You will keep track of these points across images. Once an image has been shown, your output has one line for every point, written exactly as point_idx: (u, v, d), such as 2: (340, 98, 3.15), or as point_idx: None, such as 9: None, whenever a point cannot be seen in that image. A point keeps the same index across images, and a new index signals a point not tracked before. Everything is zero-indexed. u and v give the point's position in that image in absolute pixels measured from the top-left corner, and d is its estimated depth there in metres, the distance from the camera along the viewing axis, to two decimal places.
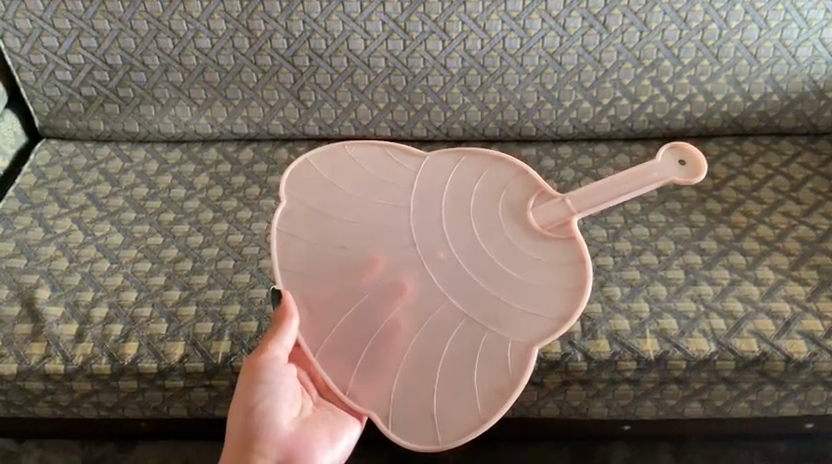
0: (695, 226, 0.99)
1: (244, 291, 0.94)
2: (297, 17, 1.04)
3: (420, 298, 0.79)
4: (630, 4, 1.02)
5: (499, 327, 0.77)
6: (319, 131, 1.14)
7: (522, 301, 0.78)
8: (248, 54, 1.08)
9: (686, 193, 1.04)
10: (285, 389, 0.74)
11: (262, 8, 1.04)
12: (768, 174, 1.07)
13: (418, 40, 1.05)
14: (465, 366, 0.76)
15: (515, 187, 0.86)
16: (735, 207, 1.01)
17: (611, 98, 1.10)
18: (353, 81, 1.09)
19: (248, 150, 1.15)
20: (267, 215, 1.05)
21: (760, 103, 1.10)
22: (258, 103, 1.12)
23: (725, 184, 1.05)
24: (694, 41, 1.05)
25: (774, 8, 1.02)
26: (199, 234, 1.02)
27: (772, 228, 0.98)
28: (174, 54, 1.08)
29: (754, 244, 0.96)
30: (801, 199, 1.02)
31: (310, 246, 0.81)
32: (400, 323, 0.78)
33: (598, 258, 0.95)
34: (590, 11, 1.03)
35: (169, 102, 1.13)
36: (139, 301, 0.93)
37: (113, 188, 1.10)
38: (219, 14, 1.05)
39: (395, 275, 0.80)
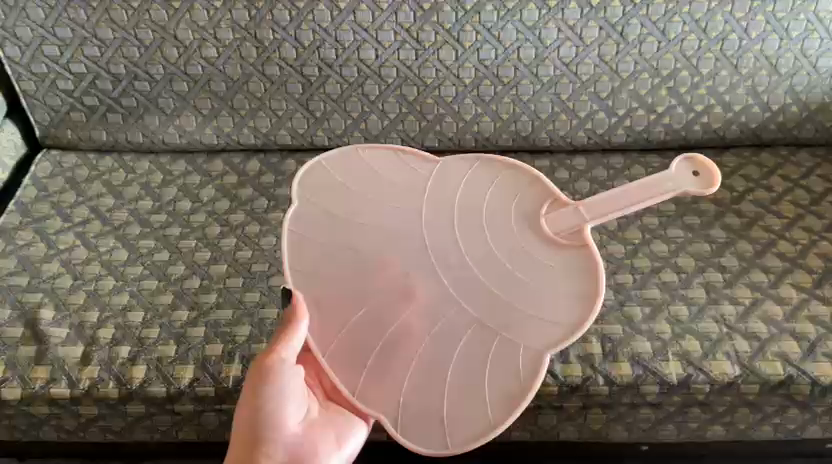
0: (714, 241, 0.96)
1: (254, 312, 0.89)
2: (307, 26, 0.99)
3: (432, 302, 0.78)
4: (607, 15, 0.98)
5: (513, 331, 0.76)
6: (290, 140, 1.10)
7: (535, 305, 0.78)
8: (216, 63, 1.03)
9: (704, 206, 1.01)
10: (292, 394, 0.66)
11: (270, 17, 0.99)
12: (788, 187, 1.03)
13: (391, 49, 1.01)
14: (478, 368, 0.74)
15: (528, 193, 0.87)
16: (754, 222, 0.98)
17: (588, 111, 1.06)
18: (325, 91, 1.05)
19: (256, 161, 1.11)
20: (276, 229, 1.01)
21: (741, 114, 1.06)
22: (266, 113, 1.08)
23: (744, 197, 1.02)
24: (672, 53, 1.01)
25: (755, 18, 0.98)
26: (165, 250, 0.98)
27: (793, 244, 0.95)
28: (179, 63, 1.03)
29: (775, 260, 0.93)
30: (780, 211, 1.00)
31: (325, 245, 0.81)
32: (412, 325, 0.76)
33: (617, 276, 0.92)
34: (566, 23, 0.98)
35: (138, 111, 1.08)
36: (147, 321, 0.88)
37: (117, 200, 1.06)
38: (225, 23, 0.99)
39: (410, 277, 0.80)
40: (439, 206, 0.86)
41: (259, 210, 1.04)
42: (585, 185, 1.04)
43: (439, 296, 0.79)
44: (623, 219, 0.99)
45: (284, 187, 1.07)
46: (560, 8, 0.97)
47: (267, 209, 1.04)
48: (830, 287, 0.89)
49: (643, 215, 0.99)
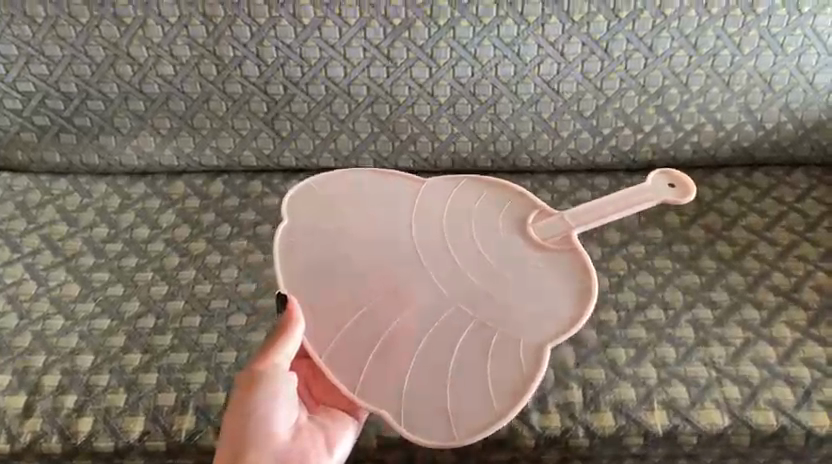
0: (704, 273, 0.90)
1: (211, 355, 0.83)
2: (270, 42, 0.93)
3: (428, 305, 0.79)
4: (590, 31, 0.92)
5: (511, 326, 0.77)
6: (256, 161, 1.03)
7: (530, 302, 0.79)
8: (173, 81, 0.97)
9: (694, 233, 0.95)
10: (286, 396, 0.64)
11: (230, 33, 0.93)
12: (783, 210, 0.97)
13: (360, 66, 0.94)
14: (480, 361, 0.74)
15: (514, 207, 0.89)
16: (746, 251, 0.93)
17: (571, 131, 0.99)
18: (291, 110, 0.98)
19: (218, 182, 1.02)
20: (238, 259, 0.93)
21: (734, 132, 1.00)
22: (228, 133, 1.01)
23: (736, 222, 0.96)
24: (660, 69, 0.95)
25: (749, 33, 0.92)
26: (119, 284, 0.91)
27: (787, 276, 0.89)
28: (134, 81, 0.97)
29: (769, 295, 0.87)
30: (774, 237, 0.94)
31: (319, 255, 0.82)
32: (410, 325, 0.76)
33: (601, 313, 0.86)
34: (545, 39, 0.92)
35: (93, 130, 1.01)
36: (96, 366, 0.82)
37: (70, 227, 0.98)
38: (182, 40, 0.93)
39: (405, 281, 0.81)
40: (428, 217, 0.88)
41: (219, 238, 0.96)
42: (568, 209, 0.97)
43: (434, 298, 0.79)
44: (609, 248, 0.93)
45: (248, 210, 0.99)
46: (540, 23, 0.91)
47: (228, 237, 0.96)
48: (826, 326, 0.84)
49: (629, 243, 0.93)
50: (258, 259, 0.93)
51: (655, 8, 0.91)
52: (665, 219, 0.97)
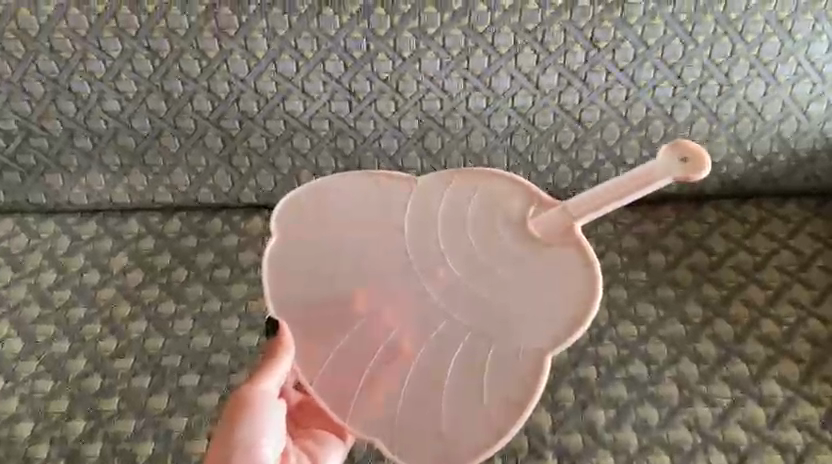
0: (690, 322, 0.84)
1: (160, 421, 0.77)
2: (222, 76, 0.86)
3: (418, 318, 0.70)
4: (567, 61, 0.85)
5: (508, 339, 0.67)
6: (214, 199, 0.96)
7: (528, 308, 0.68)
8: (120, 117, 0.90)
9: (679, 275, 0.89)
10: (273, 425, 0.65)
11: (178, 67, 0.86)
12: (774, 247, 0.91)
13: (321, 100, 0.88)
14: (475, 381, 0.66)
15: (512, 189, 0.74)
16: (734, 295, 0.87)
17: (550, 164, 0.93)
18: (250, 146, 0.92)
19: (175, 220, 0.96)
20: (194, 309, 0.86)
21: (724, 165, 0.94)
22: (183, 169, 0.94)
23: (724, 262, 0.90)
24: (642, 100, 0.88)
25: (737, 62, 0.86)
26: (65, 339, 0.85)
27: (778, 324, 0.84)
28: (78, 117, 0.90)
29: (758, 346, 0.82)
30: (765, 279, 0.88)
31: (299, 272, 0.72)
32: (399, 347, 0.69)
33: (580, 369, 0.80)
34: (519, 70, 0.86)
35: (37, 169, 0.94)
36: (36, 435, 0.77)
37: (15, 273, 0.91)
38: (127, 74, 0.86)
39: (392, 290, 0.71)
40: (412, 206, 0.74)
41: (173, 283, 0.89)
42: None
43: (424, 308, 0.70)
44: None
45: (206, 252, 0.92)
46: (513, 54, 0.85)
47: (183, 283, 0.89)
48: (819, 382, 0.78)
49: (611, 287, 0.88)
50: (214, 307, 0.86)
51: (636, 37, 0.84)
52: (648, 259, 0.91)
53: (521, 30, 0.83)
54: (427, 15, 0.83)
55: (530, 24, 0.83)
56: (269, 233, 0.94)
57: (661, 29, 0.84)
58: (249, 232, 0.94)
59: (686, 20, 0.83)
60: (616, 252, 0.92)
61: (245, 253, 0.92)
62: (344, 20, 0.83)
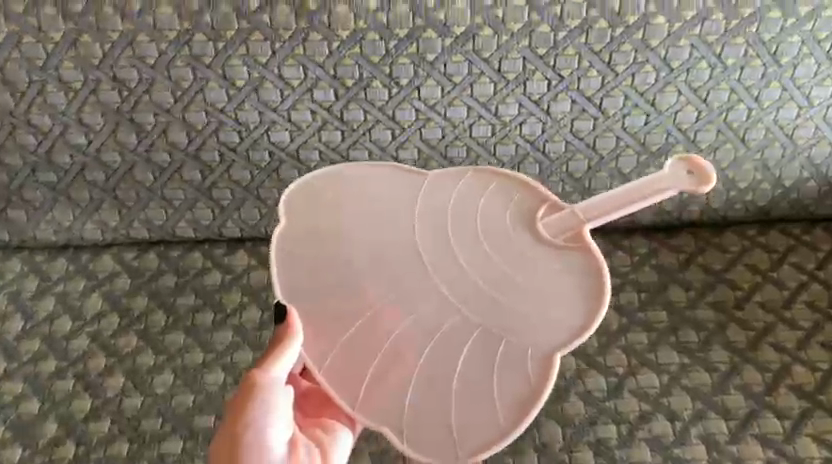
0: (715, 371, 0.85)
1: (203, 438, 0.83)
2: (249, 106, 0.83)
3: (429, 309, 0.69)
4: (581, 87, 0.82)
5: (521, 341, 0.67)
6: (239, 232, 0.96)
7: (536, 310, 0.68)
8: (139, 151, 0.89)
9: (703, 316, 0.91)
10: (283, 413, 0.56)
11: (202, 97, 0.83)
12: (803, 280, 0.93)
13: (358, 132, 0.86)
14: (484, 373, 0.65)
15: (520, 200, 0.75)
16: (762, 336, 0.88)
17: (560, 193, 0.92)
18: (257, 191, 0.93)
19: (197, 255, 0.99)
20: (223, 326, 0.92)
21: (748, 192, 0.94)
22: (206, 203, 0.94)
23: (751, 297, 0.92)
24: (664, 126, 0.86)
25: (769, 86, 0.83)
26: (101, 354, 0.91)
27: (809, 371, 0.85)
28: (91, 149, 0.88)
29: (786, 395, 0.83)
30: (797, 319, 0.90)
31: (311, 260, 0.71)
32: (410, 336, 0.67)
33: (596, 387, 0.85)
34: (528, 96, 0.83)
35: (44, 205, 0.94)
36: (78, 458, 0.82)
37: (56, 302, 0.95)
38: (145, 106, 0.83)
39: (404, 279, 0.70)
40: (424, 209, 0.75)
41: (205, 308, 0.94)
42: None
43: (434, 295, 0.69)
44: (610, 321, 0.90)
45: (234, 291, 0.95)
46: (521, 80, 0.82)
47: (204, 312, 0.94)
48: None
49: (626, 302, 0.92)
50: (248, 331, 0.92)
51: (660, 60, 0.80)
52: (669, 294, 0.93)
53: (532, 55, 0.79)
54: (427, 40, 0.78)
55: (541, 48, 0.79)
56: None
57: (687, 51, 0.80)
58: None
59: (715, 42, 0.79)
60: (633, 287, 0.93)
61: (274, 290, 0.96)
62: (356, 52, 0.79)
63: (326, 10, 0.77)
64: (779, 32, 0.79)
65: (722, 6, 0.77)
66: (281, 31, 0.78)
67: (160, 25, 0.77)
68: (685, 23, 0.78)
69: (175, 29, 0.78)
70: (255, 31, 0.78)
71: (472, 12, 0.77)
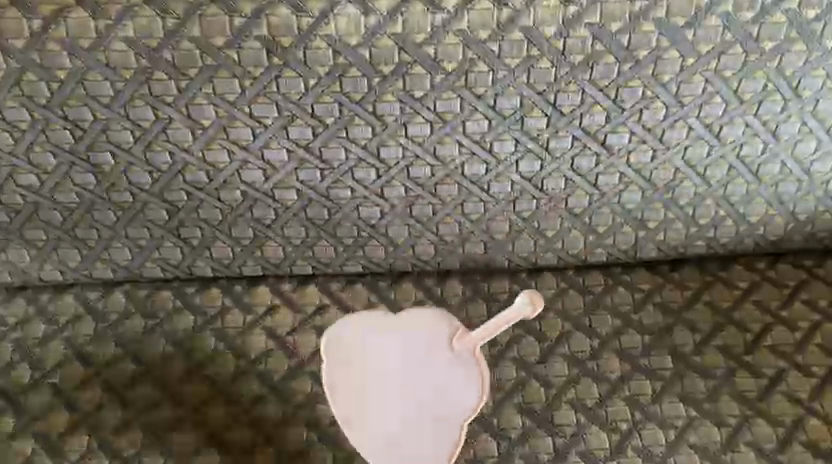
0: (724, 425, 0.80)
1: None
2: (218, 145, 0.77)
3: (373, 415, 0.73)
4: (583, 123, 0.76)
5: (436, 411, 0.72)
6: (211, 271, 0.90)
7: (449, 401, 0.72)
8: (97, 190, 0.81)
9: (710, 359, 0.84)
10: None
11: (165, 136, 0.76)
12: (816, 320, 0.87)
13: (340, 170, 0.79)
14: (419, 446, 0.72)
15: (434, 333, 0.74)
16: (774, 385, 0.82)
17: (558, 230, 0.86)
18: (230, 230, 0.85)
19: (167, 294, 0.91)
20: (196, 377, 0.85)
21: (760, 225, 0.87)
22: (174, 242, 0.86)
23: (761, 340, 0.86)
24: (671, 162, 0.80)
25: (788, 120, 0.77)
26: (63, 410, 0.83)
27: (825, 425, 0.80)
28: (44, 190, 0.81)
29: (800, 454, 0.78)
30: (810, 365, 0.84)
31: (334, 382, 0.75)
32: (361, 432, 0.73)
33: (598, 445, 0.79)
34: (525, 133, 0.77)
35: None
36: None
37: (13, 350, 0.88)
38: (101, 145, 0.77)
39: (341, 391, 0.74)
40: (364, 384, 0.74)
41: (176, 356, 0.87)
42: (555, 323, 0.88)
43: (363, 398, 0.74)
44: (612, 368, 0.84)
45: (206, 337, 0.88)
46: (519, 116, 0.75)
47: (176, 360, 0.86)
48: None
49: (629, 348, 0.86)
50: (224, 381, 0.85)
51: (670, 95, 0.74)
52: (674, 337, 0.86)
53: (530, 91, 0.73)
54: (416, 76, 0.72)
55: (539, 85, 0.73)
56: (273, 310, 0.90)
57: (701, 86, 0.74)
58: (255, 308, 0.90)
59: (731, 76, 0.73)
60: (636, 329, 0.87)
61: (249, 336, 0.88)
62: (337, 90, 0.73)
63: (302, 46, 0.69)
64: (802, 64, 0.72)
65: (742, 40, 0.71)
66: (250, 68, 0.71)
67: (116, 63, 0.70)
68: (700, 58, 0.72)
69: (130, 68, 0.70)
70: (221, 70, 0.71)
71: (466, 47, 0.70)
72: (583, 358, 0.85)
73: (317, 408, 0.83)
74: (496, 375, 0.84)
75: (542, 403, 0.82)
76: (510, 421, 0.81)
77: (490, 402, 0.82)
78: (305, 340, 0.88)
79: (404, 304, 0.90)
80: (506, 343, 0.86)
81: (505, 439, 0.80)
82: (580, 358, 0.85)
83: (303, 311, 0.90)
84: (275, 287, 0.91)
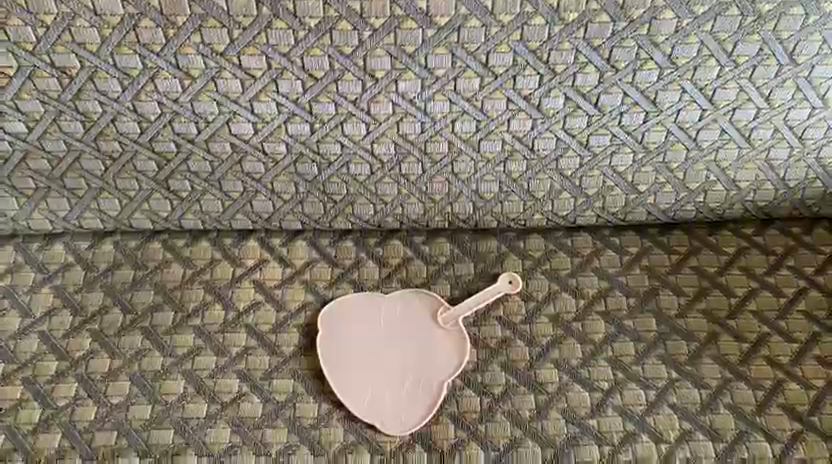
0: (705, 387, 0.81)
1: (161, 457, 0.77)
2: (207, 97, 0.76)
3: (364, 378, 0.82)
4: (575, 83, 0.76)
5: (421, 388, 0.81)
6: (201, 224, 0.90)
7: (432, 369, 0.82)
8: (86, 140, 0.80)
9: (694, 323, 0.85)
10: None
11: (153, 86, 0.75)
12: (801, 286, 0.87)
13: (330, 124, 0.79)
14: (399, 411, 0.80)
15: (428, 307, 0.87)
16: (755, 349, 0.83)
17: (548, 191, 0.86)
18: (220, 183, 0.85)
19: (157, 245, 0.91)
20: (184, 328, 0.86)
21: (749, 192, 0.87)
22: (163, 194, 0.86)
23: (744, 304, 0.86)
24: (664, 124, 0.80)
25: (783, 84, 0.76)
26: (52, 357, 0.84)
27: (804, 389, 0.81)
28: (31, 138, 0.80)
29: (779, 417, 0.79)
30: (792, 331, 0.84)
31: (333, 350, 0.84)
32: (351, 393, 0.81)
33: (579, 403, 0.80)
34: (517, 91, 0.76)
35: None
36: None
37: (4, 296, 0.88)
38: (88, 94, 0.76)
39: (337, 353, 0.84)
40: (363, 345, 0.84)
41: (166, 306, 0.87)
42: (542, 284, 0.88)
43: (360, 362, 0.83)
44: (596, 329, 0.85)
45: (195, 289, 0.88)
46: (511, 74, 0.75)
47: (165, 311, 0.87)
48: None
49: (614, 310, 0.86)
50: (212, 333, 0.85)
51: (665, 57, 0.74)
52: (659, 300, 0.87)
53: (523, 48, 0.73)
54: (407, 31, 0.71)
55: (534, 42, 0.72)
56: (262, 264, 0.90)
57: (696, 48, 0.73)
58: (244, 262, 0.90)
59: (726, 39, 0.73)
60: (623, 291, 0.88)
61: (238, 289, 0.88)
62: (326, 42, 0.72)
63: None
64: (798, 29, 0.72)
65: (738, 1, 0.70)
66: (240, 17, 0.70)
67: (101, 9, 0.70)
68: (696, 19, 0.71)
69: (118, 15, 0.70)
70: (208, 18, 0.70)
71: (457, 2, 0.70)
72: (568, 318, 0.86)
73: (303, 360, 0.84)
74: (481, 334, 0.85)
75: (526, 362, 0.83)
76: (494, 379, 0.82)
77: (475, 359, 0.83)
78: (294, 294, 0.88)
79: (392, 262, 0.90)
80: (494, 302, 0.87)
81: (488, 395, 0.81)
82: (565, 319, 0.86)
83: (292, 266, 0.90)
84: (265, 242, 0.92)
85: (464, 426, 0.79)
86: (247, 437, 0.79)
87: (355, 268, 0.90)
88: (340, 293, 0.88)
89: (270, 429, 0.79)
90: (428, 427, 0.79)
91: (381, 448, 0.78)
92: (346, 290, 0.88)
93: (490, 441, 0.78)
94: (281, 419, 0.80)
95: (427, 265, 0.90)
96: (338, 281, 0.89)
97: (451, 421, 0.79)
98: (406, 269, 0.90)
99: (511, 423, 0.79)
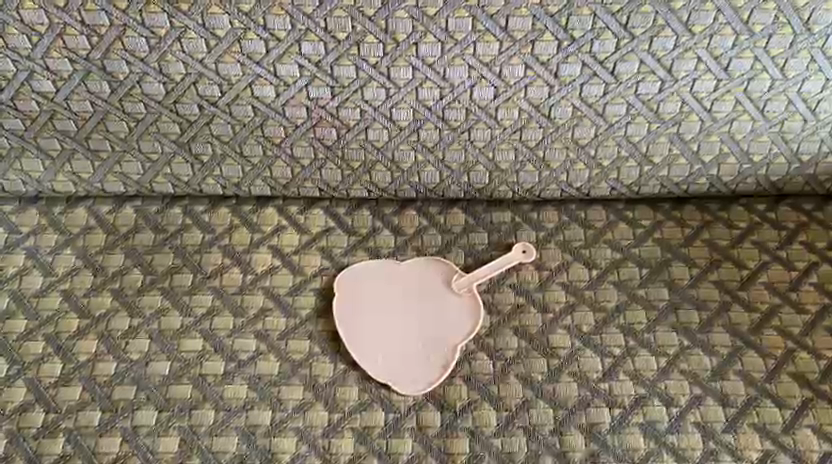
0: (716, 355, 0.82)
1: (181, 413, 0.79)
2: (232, 58, 0.79)
3: (378, 341, 0.83)
4: (593, 50, 0.77)
5: (433, 354, 0.82)
6: (221, 189, 0.91)
7: (445, 336, 0.83)
8: (112, 100, 0.82)
9: (705, 293, 0.86)
10: None
11: (179, 46, 0.78)
12: (812, 261, 0.88)
13: (351, 88, 0.81)
14: (412, 374, 0.81)
15: (443, 275, 0.88)
16: (766, 320, 0.84)
17: (563, 161, 0.87)
18: (241, 147, 0.87)
19: (176, 210, 0.93)
20: (203, 289, 0.87)
21: (763, 166, 0.88)
22: (184, 157, 0.88)
23: (756, 277, 0.87)
24: (678, 94, 0.81)
25: (797, 55, 0.78)
26: (73, 315, 0.85)
27: (814, 358, 0.81)
28: (58, 97, 0.82)
29: (788, 384, 0.80)
30: (803, 303, 0.85)
31: (348, 314, 0.85)
32: (365, 356, 0.82)
33: (590, 366, 0.81)
34: (535, 56, 0.78)
35: (11, 154, 0.88)
36: (48, 428, 0.78)
37: (26, 256, 0.89)
38: (117, 52, 0.78)
39: (352, 317, 0.85)
40: (378, 311, 0.86)
41: (185, 268, 0.89)
42: (556, 253, 0.89)
43: (374, 327, 0.84)
44: (608, 297, 0.86)
45: (213, 253, 0.90)
46: (529, 39, 0.77)
47: (183, 273, 0.88)
48: None
49: (626, 280, 0.87)
50: (230, 295, 0.87)
51: (680, 24, 0.76)
52: (671, 271, 0.88)
53: (542, 13, 0.75)
54: None
55: (553, 7, 0.74)
56: (279, 230, 0.91)
57: (712, 15, 0.75)
58: (262, 228, 0.92)
59: (743, 7, 0.74)
60: (635, 262, 0.88)
61: (255, 254, 0.90)
62: (350, 3, 0.74)
63: None
64: None
65: None
66: None
67: None
68: None
69: None
70: None
71: None
72: (581, 286, 0.87)
73: (320, 322, 0.85)
74: (494, 300, 0.86)
75: (538, 327, 0.84)
76: (507, 343, 0.83)
77: (488, 324, 0.84)
78: (310, 259, 0.89)
79: (408, 230, 0.91)
80: (507, 271, 0.88)
81: (501, 358, 0.82)
82: (578, 287, 0.87)
83: (309, 232, 0.91)
84: (283, 209, 0.93)
85: (477, 387, 0.80)
86: (263, 394, 0.80)
87: (372, 236, 0.91)
88: (355, 260, 0.89)
89: (286, 386, 0.80)
90: (441, 387, 0.80)
91: (394, 406, 0.79)
92: (363, 256, 0.90)
93: (502, 401, 0.79)
94: (297, 377, 0.81)
95: (441, 234, 0.91)
96: (354, 248, 0.90)
97: (464, 382, 0.80)
98: (420, 238, 0.91)
99: (524, 385, 0.80)
